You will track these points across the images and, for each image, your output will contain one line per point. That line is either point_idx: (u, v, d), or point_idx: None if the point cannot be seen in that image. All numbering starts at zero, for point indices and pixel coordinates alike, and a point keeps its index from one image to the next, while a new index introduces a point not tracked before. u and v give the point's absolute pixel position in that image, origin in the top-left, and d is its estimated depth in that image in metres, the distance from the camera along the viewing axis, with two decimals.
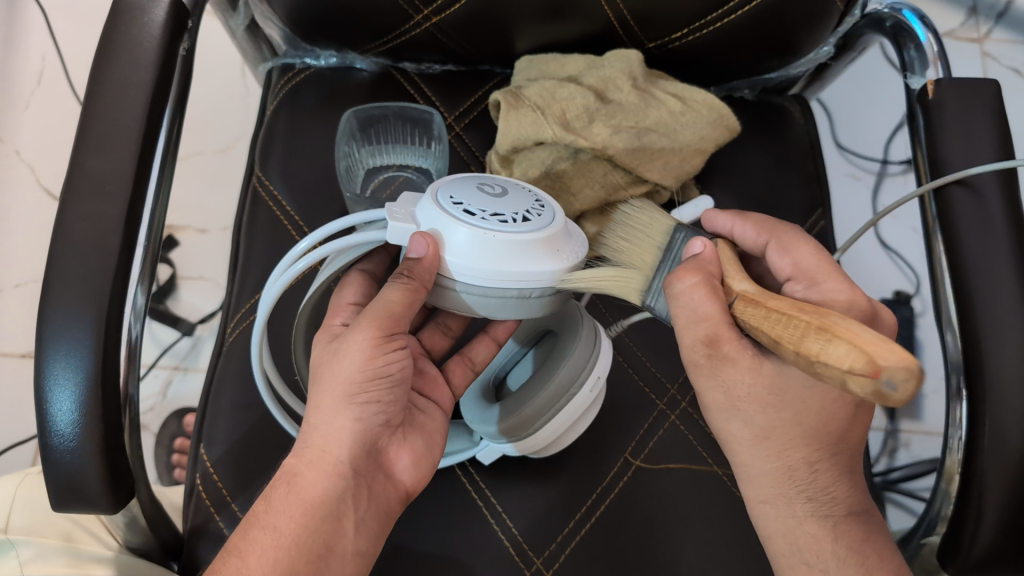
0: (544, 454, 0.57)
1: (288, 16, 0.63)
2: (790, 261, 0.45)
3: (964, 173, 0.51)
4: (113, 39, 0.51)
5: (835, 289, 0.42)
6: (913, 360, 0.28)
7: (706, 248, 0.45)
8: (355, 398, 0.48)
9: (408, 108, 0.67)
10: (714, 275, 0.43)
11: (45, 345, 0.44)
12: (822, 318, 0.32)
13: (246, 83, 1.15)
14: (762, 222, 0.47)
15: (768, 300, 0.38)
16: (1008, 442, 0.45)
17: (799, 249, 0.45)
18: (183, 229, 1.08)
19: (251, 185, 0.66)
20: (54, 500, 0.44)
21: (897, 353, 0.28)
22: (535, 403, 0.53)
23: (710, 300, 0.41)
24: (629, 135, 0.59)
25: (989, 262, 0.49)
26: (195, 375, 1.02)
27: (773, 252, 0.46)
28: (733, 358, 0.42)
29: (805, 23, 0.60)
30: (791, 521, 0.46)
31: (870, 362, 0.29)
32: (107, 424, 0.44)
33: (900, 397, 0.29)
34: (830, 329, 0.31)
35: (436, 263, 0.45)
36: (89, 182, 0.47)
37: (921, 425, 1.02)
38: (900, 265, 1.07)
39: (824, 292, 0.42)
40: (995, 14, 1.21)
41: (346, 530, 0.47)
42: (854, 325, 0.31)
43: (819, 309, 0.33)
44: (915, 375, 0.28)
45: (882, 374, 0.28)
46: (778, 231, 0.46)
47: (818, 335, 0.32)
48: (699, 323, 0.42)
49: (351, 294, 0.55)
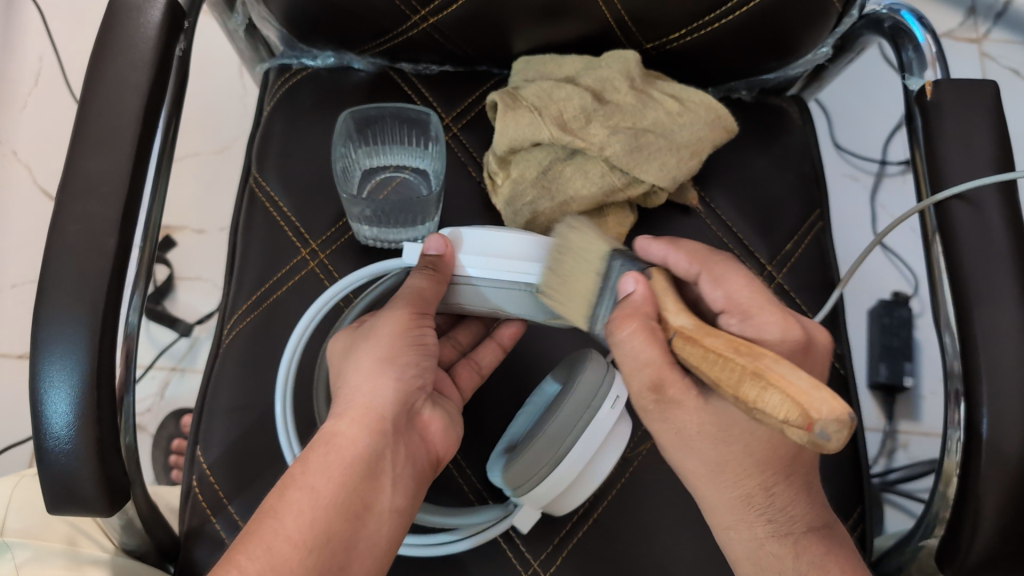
0: (558, 510, 0.56)
1: (285, 17, 0.63)
2: (722, 293, 0.44)
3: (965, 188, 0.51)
4: (109, 40, 0.50)
5: (768, 319, 0.42)
6: (844, 409, 0.29)
7: (638, 288, 0.42)
8: (393, 369, 0.51)
9: (405, 109, 0.64)
10: (652, 315, 0.42)
11: (41, 347, 0.44)
12: (756, 363, 0.33)
13: (244, 84, 1.15)
14: (697, 251, 0.46)
15: (705, 336, 0.38)
16: (1006, 444, 0.45)
17: (732, 281, 0.44)
18: (180, 230, 1.08)
19: (248, 187, 0.65)
20: (49, 503, 0.44)
21: (829, 404, 0.30)
22: (528, 459, 0.52)
23: (653, 345, 0.41)
24: (627, 136, 0.59)
25: (988, 263, 0.49)
26: (192, 376, 1.01)
27: (706, 283, 0.45)
28: (680, 400, 0.42)
29: (804, 24, 0.59)
30: (753, 543, 0.47)
31: (803, 415, 0.30)
32: (103, 427, 0.44)
33: (834, 445, 0.30)
34: (764, 376, 0.32)
35: (452, 259, 0.54)
36: (85, 184, 0.47)
37: (919, 427, 1.01)
38: (898, 266, 1.07)
39: (757, 326, 0.42)
40: (994, 14, 1.20)
41: (383, 491, 0.48)
42: (788, 370, 0.32)
43: (756, 351, 0.34)
44: (845, 427, 0.29)
45: (816, 425, 0.30)
46: (711, 263, 0.46)
47: (754, 382, 0.33)
48: (643, 368, 0.42)
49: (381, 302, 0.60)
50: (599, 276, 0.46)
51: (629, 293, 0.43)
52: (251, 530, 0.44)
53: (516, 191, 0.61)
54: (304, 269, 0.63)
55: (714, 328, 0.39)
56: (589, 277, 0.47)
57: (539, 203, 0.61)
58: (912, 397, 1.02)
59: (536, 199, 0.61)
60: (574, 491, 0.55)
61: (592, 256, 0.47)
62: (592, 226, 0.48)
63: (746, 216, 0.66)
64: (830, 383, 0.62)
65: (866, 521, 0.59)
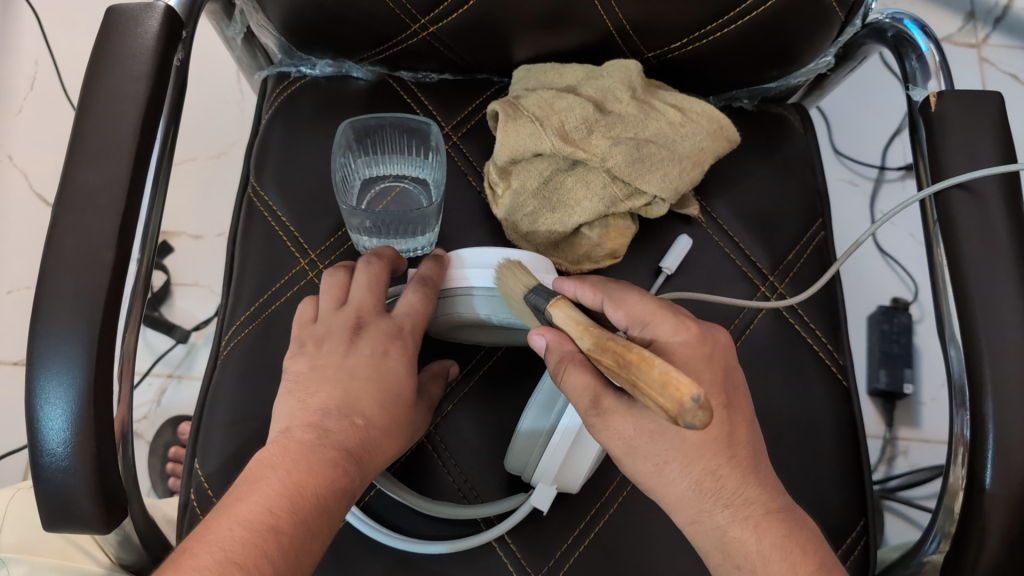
0: (572, 489, 0.55)
1: (284, 26, 0.62)
2: (623, 314, 0.47)
3: (965, 177, 0.51)
4: (106, 50, 0.50)
5: (665, 326, 0.45)
6: (685, 396, 0.32)
7: (548, 338, 0.46)
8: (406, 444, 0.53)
9: (405, 119, 0.63)
10: (574, 349, 0.45)
11: (37, 363, 0.43)
12: (628, 374, 0.36)
13: (242, 88, 1.14)
14: (597, 283, 0.50)
15: (599, 355, 0.40)
16: (1014, 461, 0.45)
17: (628, 300, 0.47)
18: (178, 236, 1.07)
19: (246, 196, 0.65)
20: (45, 520, 0.43)
21: (676, 397, 0.32)
22: (520, 443, 0.55)
23: (584, 374, 0.44)
24: (628, 146, 0.59)
25: (994, 277, 0.48)
26: (189, 383, 1.01)
27: (608, 309, 0.49)
28: (613, 412, 0.44)
29: (807, 33, 0.59)
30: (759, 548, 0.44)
31: (669, 416, 0.33)
32: (100, 444, 0.43)
33: (704, 424, 0.32)
34: (637, 386, 0.35)
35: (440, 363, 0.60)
36: (81, 197, 0.46)
37: (919, 434, 1.01)
38: (898, 272, 1.07)
39: (655, 332, 0.45)
40: (993, 19, 1.20)
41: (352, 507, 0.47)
42: (644, 373, 0.34)
43: (626, 361, 0.37)
44: (697, 409, 0.32)
45: (679, 419, 0.32)
46: (609, 288, 0.49)
47: (635, 390, 0.35)
48: (581, 395, 0.44)
49: (409, 301, 0.54)
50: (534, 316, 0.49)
51: (544, 347, 0.46)
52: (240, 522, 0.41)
53: (516, 202, 0.60)
54: (303, 279, 0.63)
55: (601, 338, 0.41)
56: (532, 319, 0.50)
57: (540, 213, 0.61)
58: (912, 404, 1.02)
59: (538, 209, 0.61)
60: (573, 468, 0.53)
61: (520, 304, 0.50)
62: (510, 271, 0.52)
63: (748, 226, 0.66)
64: (832, 393, 0.62)
65: (869, 533, 0.59)
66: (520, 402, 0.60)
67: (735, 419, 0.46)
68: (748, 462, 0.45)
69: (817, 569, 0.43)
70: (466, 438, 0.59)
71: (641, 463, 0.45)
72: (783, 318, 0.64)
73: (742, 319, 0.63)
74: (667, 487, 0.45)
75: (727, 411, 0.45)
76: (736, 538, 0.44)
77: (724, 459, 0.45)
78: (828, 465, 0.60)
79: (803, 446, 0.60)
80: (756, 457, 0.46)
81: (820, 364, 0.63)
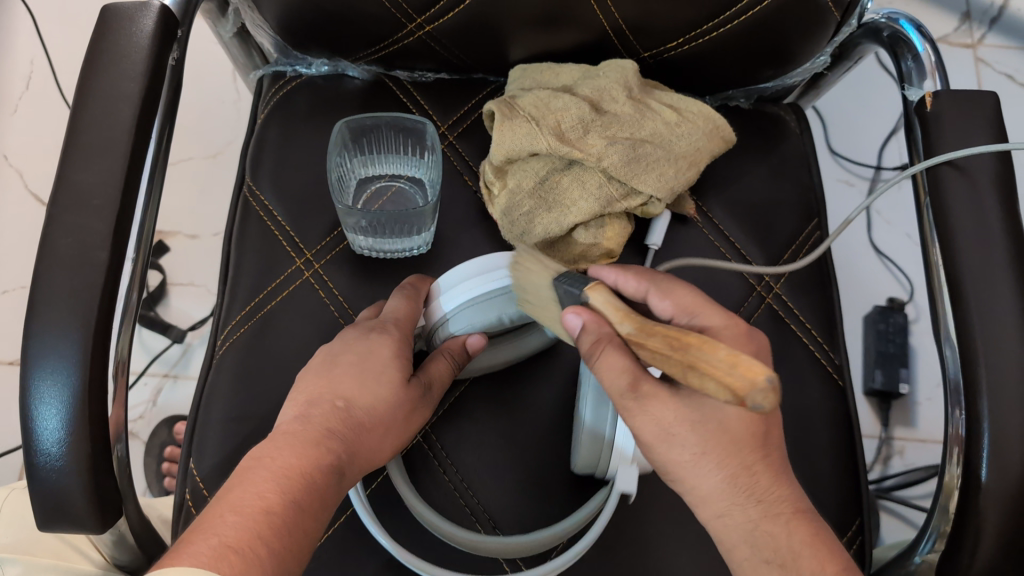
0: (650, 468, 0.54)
1: (280, 25, 0.62)
2: (670, 303, 0.48)
3: (956, 154, 0.51)
4: (101, 48, 0.50)
5: (715, 318, 0.46)
6: (758, 375, 0.33)
7: (584, 318, 0.44)
8: (403, 436, 0.53)
9: (401, 119, 0.63)
10: (611, 332, 0.43)
11: (31, 362, 0.43)
12: (686, 355, 0.36)
13: (238, 88, 1.14)
14: (639, 272, 0.50)
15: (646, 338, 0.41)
16: (1008, 459, 0.45)
17: (676, 292, 0.49)
18: (174, 235, 1.07)
19: (242, 195, 0.65)
20: (39, 520, 0.43)
21: (748, 378, 0.33)
22: (585, 447, 0.54)
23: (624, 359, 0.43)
24: (625, 146, 0.59)
25: (988, 277, 0.49)
26: (185, 383, 1.01)
27: (653, 297, 0.49)
28: (654, 394, 0.44)
29: (803, 33, 0.59)
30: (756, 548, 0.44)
31: (736, 396, 0.33)
32: (94, 444, 0.43)
33: (769, 408, 0.33)
34: (696, 367, 0.35)
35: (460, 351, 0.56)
36: (76, 196, 0.46)
37: (915, 433, 1.01)
38: (893, 271, 1.07)
39: (705, 322, 0.46)
40: (989, 19, 1.20)
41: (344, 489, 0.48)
42: (708, 354, 0.35)
43: (683, 344, 0.37)
44: (768, 390, 0.32)
45: (746, 399, 0.33)
46: (657, 279, 0.49)
47: (691, 372, 0.36)
48: (619, 378, 0.44)
49: (394, 304, 0.56)
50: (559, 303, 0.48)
51: (578, 329, 0.45)
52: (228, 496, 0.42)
53: (513, 202, 0.60)
54: (299, 278, 0.62)
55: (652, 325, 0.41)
56: (554, 306, 0.49)
57: (536, 213, 0.61)
58: (908, 404, 1.02)
59: (533, 210, 0.60)
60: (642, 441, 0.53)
61: (545, 287, 0.48)
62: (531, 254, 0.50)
63: (744, 227, 0.66)
64: (828, 392, 0.62)
65: (865, 532, 0.59)
66: (517, 401, 0.60)
67: (772, 421, 0.47)
68: (767, 458, 0.46)
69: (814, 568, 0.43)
70: (462, 439, 0.59)
71: (676, 452, 0.45)
72: (779, 317, 0.64)
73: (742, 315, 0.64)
74: (701, 479, 0.45)
75: (766, 414, 0.46)
76: (754, 531, 0.44)
77: (759, 457, 0.45)
78: (824, 464, 0.60)
79: (800, 445, 0.60)
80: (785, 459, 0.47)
81: (817, 363, 0.63)
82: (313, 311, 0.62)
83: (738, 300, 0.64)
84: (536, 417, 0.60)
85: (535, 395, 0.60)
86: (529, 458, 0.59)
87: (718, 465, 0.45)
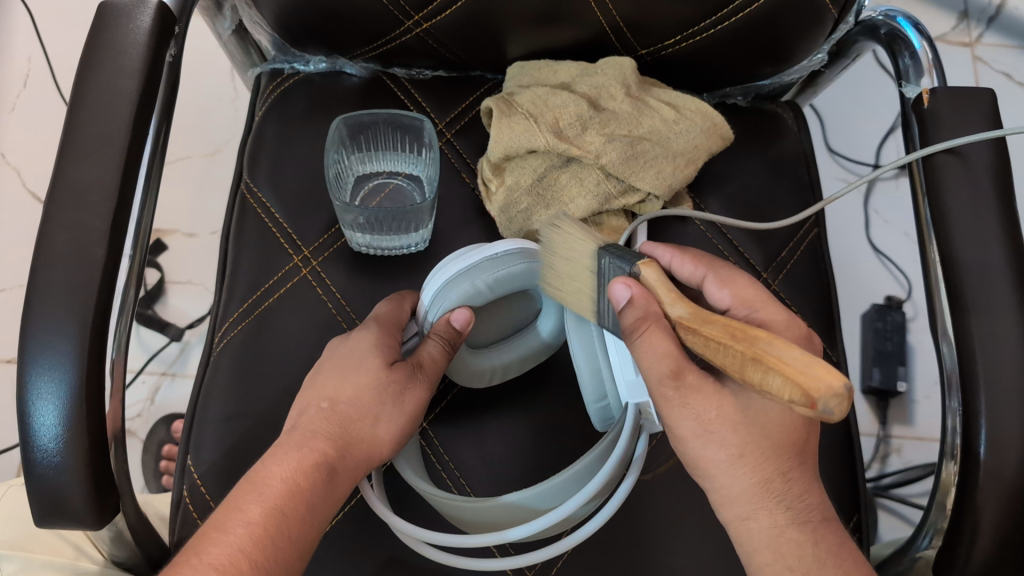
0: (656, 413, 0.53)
1: (277, 22, 0.62)
2: (728, 293, 0.49)
3: (952, 143, 0.52)
4: (97, 45, 0.49)
5: (774, 313, 0.47)
6: (836, 381, 0.33)
7: (633, 292, 0.43)
8: (400, 427, 0.52)
9: (399, 116, 0.63)
10: (658, 313, 0.43)
11: (28, 358, 0.43)
12: (753, 348, 0.37)
13: (235, 86, 1.14)
14: (698, 256, 0.52)
15: (702, 325, 0.41)
16: (1004, 455, 0.45)
17: (735, 282, 0.49)
18: (171, 234, 1.07)
19: (240, 192, 0.65)
20: (36, 516, 0.43)
21: (825, 382, 0.33)
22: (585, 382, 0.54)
23: (666, 343, 0.42)
24: (623, 143, 0.59)
25: (984, 274, 0.49)
26: (183, 381, 1.01)
27: (713, 285, 0.50)
28: (699, 386, 0.44)
29: (800, 31, 0.59)
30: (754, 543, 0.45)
31: (806, 395, 0.34)
32: (91, 441, 0.43)
33: (839, 414, 0.34)
34: (763, 360, 0.36)
35: (448, 330, 0.53)
36: (73, 193, 0.46)
37: (912, 431, 1.02)
38: (891, 270, 1.07)
39: (765, 317, 0.47)
40: (987, 18, 1.20)
41: (339, 490, 0.49)
42: (782, 351, 0.36)
43: (749, 335, 0.38)
44: (843, 398, 0.33)
45: (818, 403, 0.34)
46: (715, 267, 0.51)
47: (756, 366, 0.36)
48: (664, 361, 0.43)
49: (381, 307, 0.56)
50: (596, 274, 0.48)
51: (625, 301, 0.44)
52: (215, 522, 0.44)
53: (510, 199, 0.60)
54: (296, 275, 0.62)
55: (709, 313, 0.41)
56: (587, 277, 0.49)
57: (534, 210, 0.61)
58: (905, 402, 1.02)
59: (531, 207, 0.60)
60: None
61: (585, 256, 0.48)
62: (573, 224, 0.50)
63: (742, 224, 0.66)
64: None
65: (862, 529, 0.59)
66: (514, 398, 0.60)
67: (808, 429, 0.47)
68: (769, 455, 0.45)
69: (809, 563, 0.44)
70: (459, 436, 0.59)
71: (711, 450, 0.45)
72: None
73: None
74: (733, 480, 0.45)
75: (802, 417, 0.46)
76: (745, 527, 0.45)
77: (795, 464, 0.45)
78: (821, 460, 0.60)
79: None
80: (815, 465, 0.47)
81: None
82: (309, 307, 0.62)
83: None
84: (534, 414, 0.60)
85: (533, 392, 0.60)
86: (527, 455, 0.59)
87: (716, 462, 0.45)
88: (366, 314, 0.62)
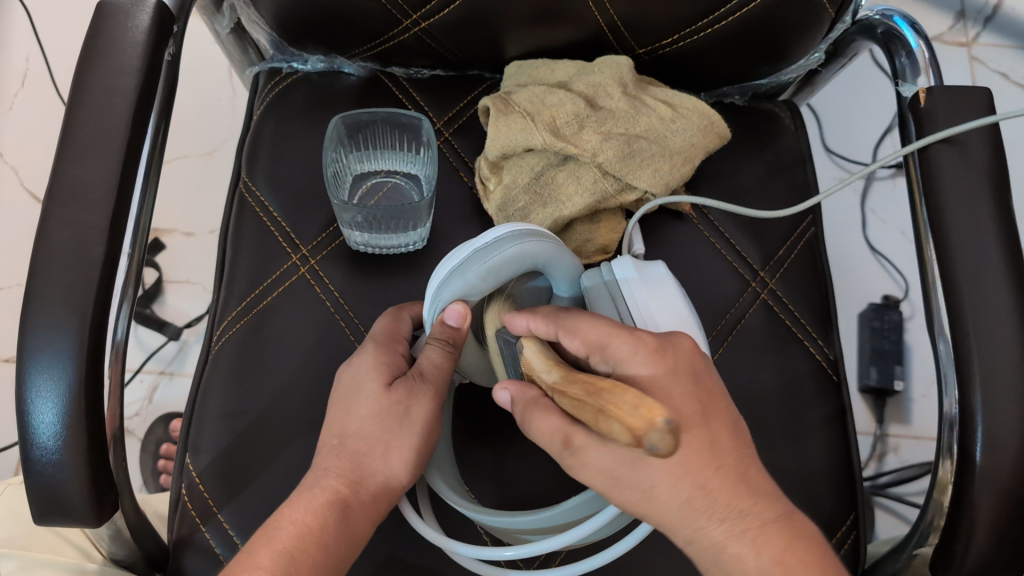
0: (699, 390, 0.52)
1: (276, 21, 0.62)
2: (579, 342, 0.43)
3: (948, 133, 0.52)
4: (97, 43, 0.50)
5: (624, 350, 0.42)
6: (656, 416, 0.33)
7: (511, 389, 0.47)
8: (412, 451, 0.52)
9: (397, 115, 0.63)
10: (538, 393, 0.45)
11: (28, 356, 0.43)
12: (599, 401, 0.36)
13: (234, 86, 1.14)
14: (547, 313, 0.47)
15: (569, 385, 0.41)
16: (1001, 453, 0.46)
17: (580, 325, 0.44)
18: (169, 233, 1.07)
19: (238, 191, 0.65)
20: (35, 512, 0.43)
21: (643, 418, 0.34)
22: None
23: (547, 418, 0.44)
24: (620, 141, 0.59)
25: (981, 273, 0.49)
26: (180, 380, 1.01)
27: (563, 338, 0.45)
28: (588, 446, 0.42)
29: (797, 30, 0.59)
30: None
31: (633, 436, 0.34)
32: (91, 438, 0.43)
33: (666, 451, 0.34)
34: (606, 412, 0.35)
35: (443, 329, 0.52)
36: (72, 190, 0.46)
37: (910, 431, 1.02)
38: (889, 270, 1.08)
39: (616, 356, 0.42)
40: (984, 18, 1.21)
41: (357, 528, 0.49)
42: (617, 397, 0.35)
43: (597, 387, 0.38)
44: (666, 432, 0.33)
45: (642, 442, 0.34)
46: (561, 319, 0.45)
47: (601, 417, 0.36)
48: (553, 438, 0.43)
49: (382, 325, 0.57)
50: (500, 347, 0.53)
51: (507, 400, 0.47)
52: (228, 570, 0.44)
53: (508, 197, 0.60)
54: (294, 274, 0.62)
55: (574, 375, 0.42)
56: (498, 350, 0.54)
57: (532, 208, 0.61)
58: (902, 401, 1.03)
59: (529, 205, 0.61)
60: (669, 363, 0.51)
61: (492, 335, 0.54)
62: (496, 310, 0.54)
63: (739, 221, 0.66)
64: (822, 387, 0.63)
65: (859, 527, 0.60)
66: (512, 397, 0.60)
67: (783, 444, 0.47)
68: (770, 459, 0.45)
69: None
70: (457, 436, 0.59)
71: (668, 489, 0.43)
72: (774, 314, 0.64)
73: (734, 312, 0.64)
74: (656, 508, 0.41)
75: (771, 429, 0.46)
76: None
77: (712, 470, 0.40)
78: (818, 460, 0.61)
79: (794, 440, 0.61)
80: (742, 451, 0.42)
81: (811, 358, 0.63)
82: (307, 307, 0.62)
83: (733, 296, 0.64)
84: None
85: None
86: (526, 453, 0.59)
87: None
88: (365, 312, 0.62)
